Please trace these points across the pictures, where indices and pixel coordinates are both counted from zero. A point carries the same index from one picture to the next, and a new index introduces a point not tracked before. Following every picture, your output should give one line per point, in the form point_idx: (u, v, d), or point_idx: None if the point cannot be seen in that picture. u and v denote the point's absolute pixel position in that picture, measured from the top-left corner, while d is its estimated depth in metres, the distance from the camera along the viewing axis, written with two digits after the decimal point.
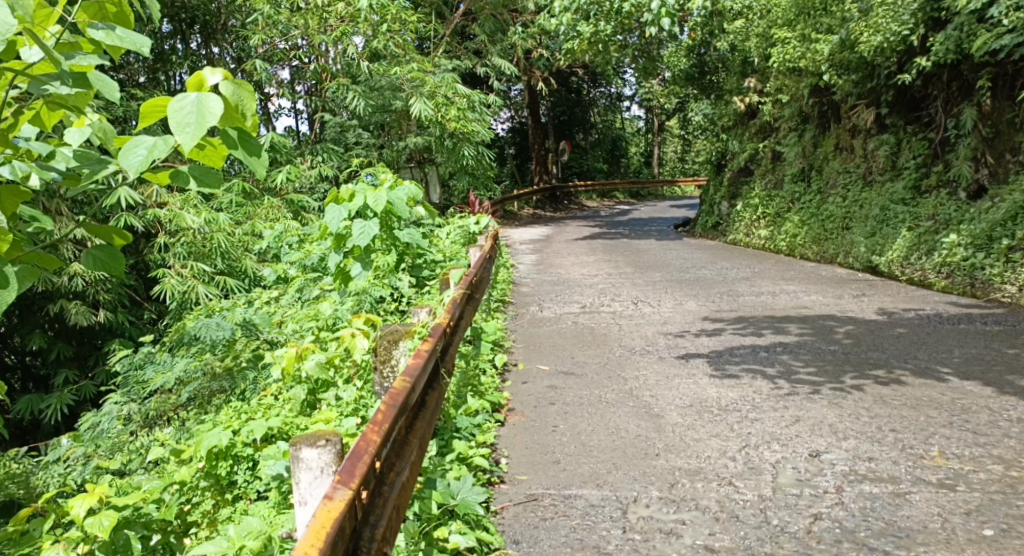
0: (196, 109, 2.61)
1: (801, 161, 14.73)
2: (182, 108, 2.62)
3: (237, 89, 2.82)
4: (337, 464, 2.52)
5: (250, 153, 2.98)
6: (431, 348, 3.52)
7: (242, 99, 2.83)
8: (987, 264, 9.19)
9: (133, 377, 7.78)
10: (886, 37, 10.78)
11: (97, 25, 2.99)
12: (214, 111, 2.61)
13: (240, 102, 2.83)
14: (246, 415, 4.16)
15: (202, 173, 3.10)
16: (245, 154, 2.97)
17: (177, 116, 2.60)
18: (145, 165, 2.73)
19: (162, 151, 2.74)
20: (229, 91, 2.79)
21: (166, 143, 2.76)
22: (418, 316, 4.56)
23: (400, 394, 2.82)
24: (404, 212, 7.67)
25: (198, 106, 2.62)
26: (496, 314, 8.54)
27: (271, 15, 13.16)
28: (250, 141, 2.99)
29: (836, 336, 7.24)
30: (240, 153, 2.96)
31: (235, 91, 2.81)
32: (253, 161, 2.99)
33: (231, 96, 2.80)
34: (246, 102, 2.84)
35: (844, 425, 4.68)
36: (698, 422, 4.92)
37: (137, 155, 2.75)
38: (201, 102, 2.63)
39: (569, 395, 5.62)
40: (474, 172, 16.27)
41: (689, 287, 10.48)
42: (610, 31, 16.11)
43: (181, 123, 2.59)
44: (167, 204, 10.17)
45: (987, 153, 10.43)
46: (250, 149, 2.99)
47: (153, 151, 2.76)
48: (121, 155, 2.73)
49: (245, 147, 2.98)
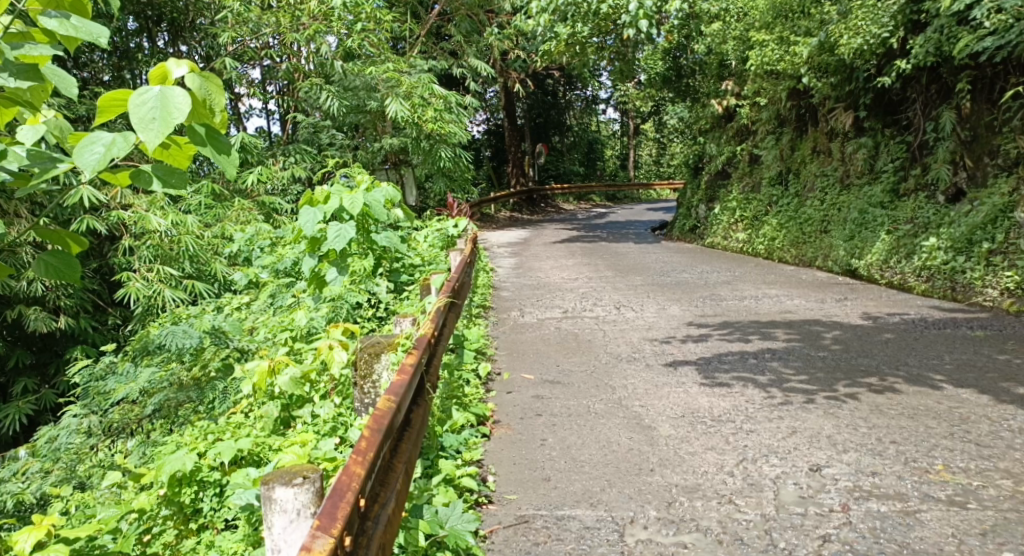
0: (160, 103, 2.39)
1: (778, 164, 14.65)
2: (145, 102, 2.39)
3: (204, 84, 2.59)
4: (314, 505, 2.33)
5: (219, 152, 2.73)
6: (415, 362, 3.27)
7: (211, 93, 2.59)
8: (968, 268, 9.11)
9: (93, 387, 7.44)
10: (866, 40, 10.63)
11: (50, 13, 2.73)
12: (182, 106, 2.40)
13: (208, 97, 2.59)
14: (214, 435, 3.87)
15: (167, 173, 2.84)
16: (212, 153, 2.70)
17: (139, 111, 2.37)
18: (102, 164, 2.49)
19: (122, 149, 2.52)
20: (195, 85, 2.57)
21: (126, 141, 2.53)
22: (400, 326, 4.32)
23: (385, 416, 2.58)
24: (382, 215, 7.36)
25: (161, 100, 2.40)
26: (477, 320, 8.31)
27: (241, 12, 12.81)
28: (219, 139, 2.72)
29: (824, 342, 7.09)
30: (207, 151, 2.70)
31: (202, 85, 2.58)
32: (223, 160, 2.73)
33: (198, 90, 2.57)
34: (214, 97, 2.60)
35: (843, 437, 4.51)
36: (692, 434, 4.73)
37: (92, 153, 2.51)
38: (165, 96, 2.41)
39: (556, 406, 5.41)
40: (450, 174, 16.04)
41: (671, 291, 10.32)
42: (587, 33, 16.03)
43: (145, 118, 2.37)
44: (133, 206, 9.80)
45: (966, 156, 10.35)
46: (219, 147, 2.72)
47: (112, 148, 2.53)
48: (76, 153, 2.49)
49: (213, 144, 2.71)
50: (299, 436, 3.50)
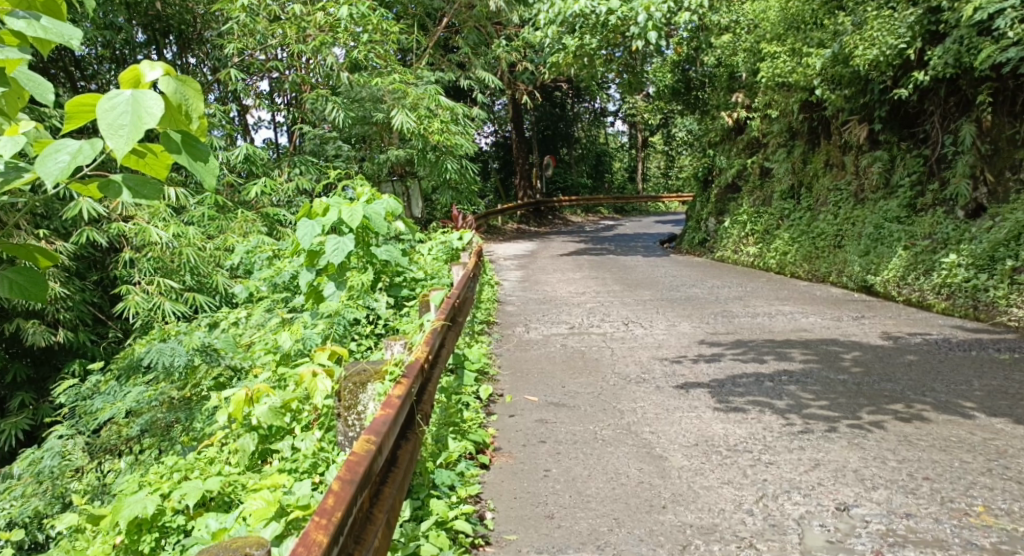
0: (132, 108, 2.12)
1: (791, 177, 14.32)
2: (114, 107, 2.12)
3: (181, 87, 2.31)
4: None
5: (196, 159, 2.41)
6: (404, 394, 2.97)
7: (188, 98, 2.32)
8: (991, 286, 8.76)
9: (79, 406, 7.11)
10: (883, 51, 10.29)
11: (18, 14, 2.42)
12: (155, 111, 2.13)
13: (185, 101, 2.31)
14: (180, 472, 3.59)
15: (139, 184, 2.53)
16: (188, 160, 2.39)
17: (108, 117, 2.10)
18: (66, 174, 2.21)
19: (89, 156, 2.23)
20: (170, 89, 2.29)
21: (93, 148, 2.24)
22: (391, 350, 4.03)
23: (362, 462, 2.28)
24: (382, 227, 7.15)
25: (133, 104, 2.13)
26: (479, 338, 7.97)
27: (247, 23, 12.48)
28: (197, 145, 2.43)
29: (844, 363, 6.75)
30: (182, 158, 2.39)
31: (179, 89, 2.30)
32: (200, 169, 2.40)
33: (173, 94, 2.29)
34: (192, 102, 2.32)
35: (871, 471, 4.17)
36: (707, 466, 4.40)
37: (57, 162, 2.23)
38: (137, 100, 2.14)
39: (561, 432, 5.08)
40: (456, 186, 15.75)
41: (681, 307, 9.99)
42: (596, 45, 15.78)
43: (113, 124, 2.09)
44: (134, 218, 9.54)
45: (986, 170, 10.03)
46: (197, 155, 2.42)
47: (78, 156, 2.24)
48: (37, 162, 2.21)
49: (190, 152, 2.41)
50: (269, 478, 3.23)
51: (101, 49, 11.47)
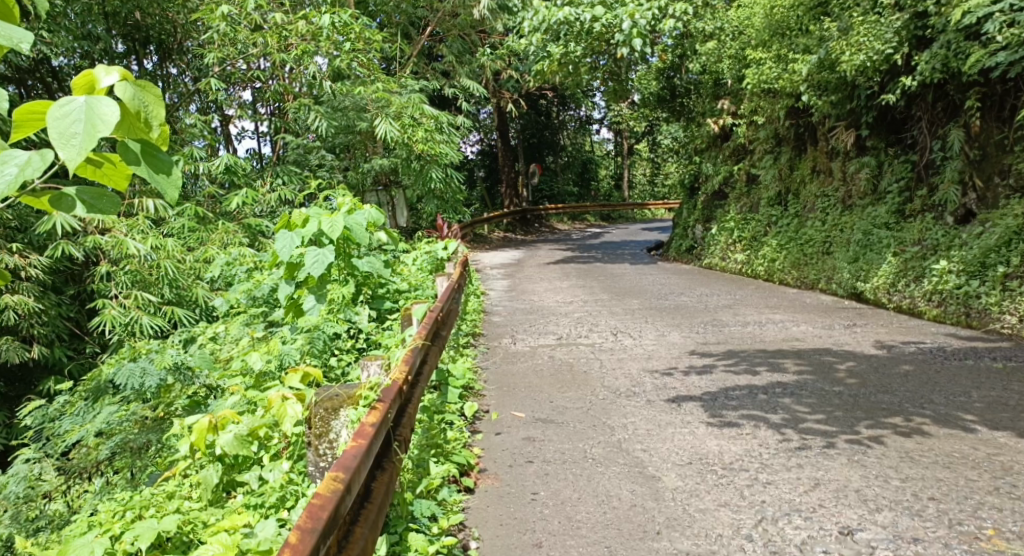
0: (85, 115, 1.92)
1: (778, 184, 14.21)
2: (67, 114, 1.92)
3: (140, 93, 2.10)
4: None
5: (157, 170, 2.17)
6: (378, 421, 2.76)
7: (147, 103, 2.10)
8: (983, 293, 8.63)
9: (47, 428, 6.87)
10: (868, 56, 10.17)
11: None
12: (110, 118, 1.93)
13: (143, 108, 2.10)
14: (135, 511, 3.30)
15: (95, 197, 2.30)
16: (148, 172, 2.16)
17: (59, 125, 1.91)
18: (12, 188, 2.00)
19: (37, 169, 2.04)
20: (127, 95, 2.08)
21: (43, 159, 2.04)
22: (368, 371, 3.82)
23: (325, 506, 2.07)
24: (363, 238, 6.91)
25: (87, 111, 1.94)
26: (465, 351, 7.74)
27: (228, 32, 12.15)
28: (158, 155, 2.19)
29: (838, 375, 6.57)
30: (142, 170, 2.16)
31: (137, 95, 2.09)
32: (162, 181, 2.17)
33: (130, 101, 2.08)
34: (151, 108, 2.11)
35: (874, 491, 3.99)
36: (703, 486, 4.22)
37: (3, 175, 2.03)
38: (92, 106, 1.95)
39: (549, 450, 4.88)
40: (442, 196, 15.54)
41: (670, 316, 9.80)
42: (581, 52, 15.66)
43: (65, 132, 1.91)
44: (111, 231, 9.25)
45: (975, 176, 9.89)
46: (158, 166, 2.18)
47: (27, 169, 2.04)
48: None
49: (150, 162, 2.17)
50: (229, 519, 3.06)
51: (80, 60, 11.09)
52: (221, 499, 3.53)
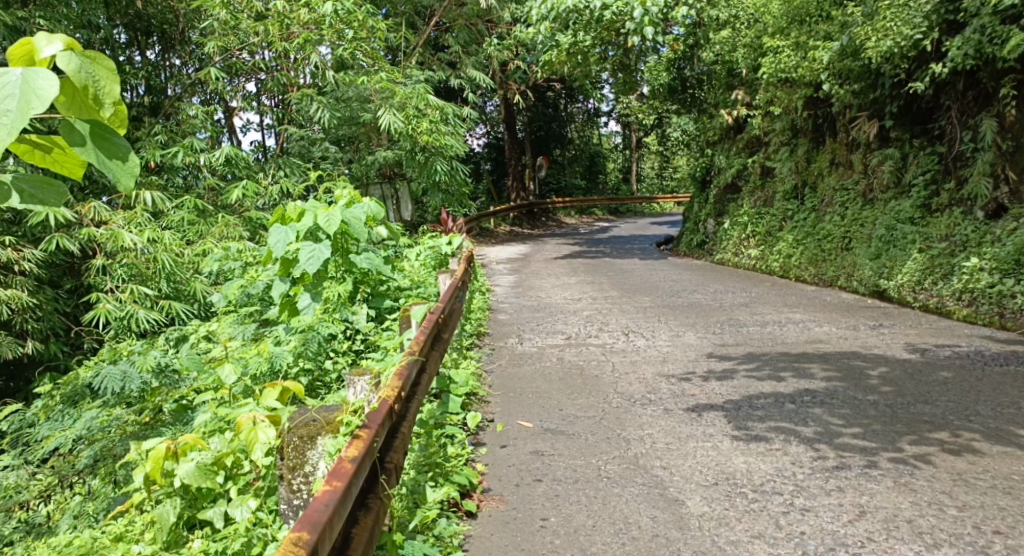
0: (16, 88, 1.39)
1: (794, 177, 13.67)
2: None
3: (88, 65, 1.56)
4: None
5: (109, 156, 1.56)
6: (361, 455, 2.34)
7: (97, 77, 1.56)
8: (1018, 292, 8.14)
9: (26, 435, 6.43)
10: (897, 41, 9.64)
11: None
12: (49, 93, 1.40)
13: (92, 81, 1.55)
14: None
15: None
16: (98, 157, 1.55)
17: None
18: None
19: None
20: (71, 66, 1.53)
21: None
22: (355, 389, 3.34)
23: None
24: (360, 232, 6.54)
25: (20, 84, 1.40)
26: (468, 353, 7.28)
27: (229, 19, 11.62)
28: (112, 139, 1.58)
29: (871, 381, 6.09)
30: (89, 155, 1.55)
31: (85, 66, 1.55)
32: (115, 170, 1.56)
33: (75, 73, 1.53)
34: (103, 82, 1.56)
35: (930, 522, 3.54)
36: (732, 513, 3.76)
37: None
38: (24, 77, 1.41)
39: (559, 467, 4.44)
40: (447, 188, 15.01)
41: (684, 315, 9.31)
42: (590, 42, 15.09)
43: None
44: (108, 222, 8.81)
45: (1007, 168, 9.41)
46: (111, 151, 1.57)
47: None
48: None
49: (100, 145, 1.56)
50: None
51: None
52: (179, 541, 3.16)
